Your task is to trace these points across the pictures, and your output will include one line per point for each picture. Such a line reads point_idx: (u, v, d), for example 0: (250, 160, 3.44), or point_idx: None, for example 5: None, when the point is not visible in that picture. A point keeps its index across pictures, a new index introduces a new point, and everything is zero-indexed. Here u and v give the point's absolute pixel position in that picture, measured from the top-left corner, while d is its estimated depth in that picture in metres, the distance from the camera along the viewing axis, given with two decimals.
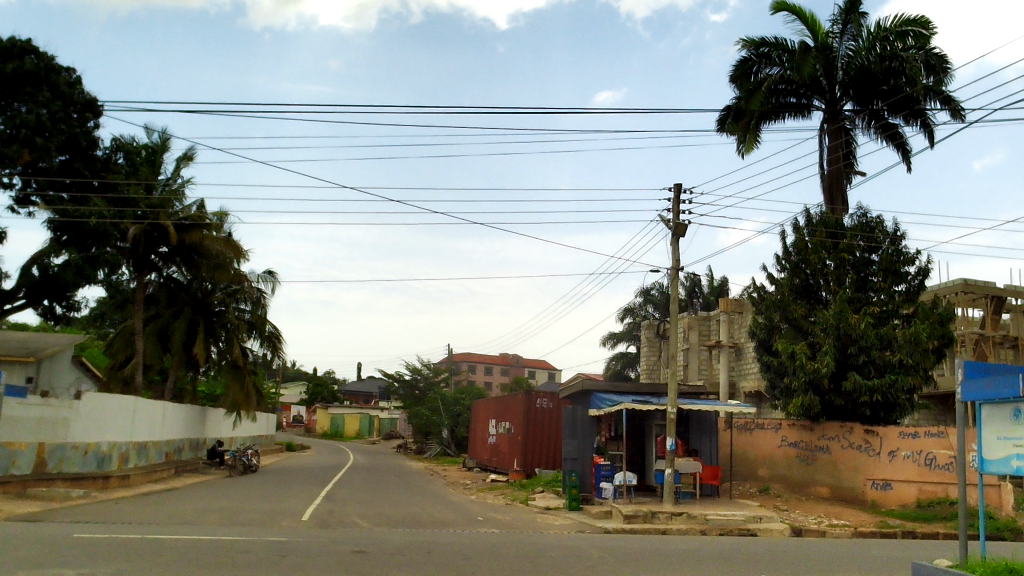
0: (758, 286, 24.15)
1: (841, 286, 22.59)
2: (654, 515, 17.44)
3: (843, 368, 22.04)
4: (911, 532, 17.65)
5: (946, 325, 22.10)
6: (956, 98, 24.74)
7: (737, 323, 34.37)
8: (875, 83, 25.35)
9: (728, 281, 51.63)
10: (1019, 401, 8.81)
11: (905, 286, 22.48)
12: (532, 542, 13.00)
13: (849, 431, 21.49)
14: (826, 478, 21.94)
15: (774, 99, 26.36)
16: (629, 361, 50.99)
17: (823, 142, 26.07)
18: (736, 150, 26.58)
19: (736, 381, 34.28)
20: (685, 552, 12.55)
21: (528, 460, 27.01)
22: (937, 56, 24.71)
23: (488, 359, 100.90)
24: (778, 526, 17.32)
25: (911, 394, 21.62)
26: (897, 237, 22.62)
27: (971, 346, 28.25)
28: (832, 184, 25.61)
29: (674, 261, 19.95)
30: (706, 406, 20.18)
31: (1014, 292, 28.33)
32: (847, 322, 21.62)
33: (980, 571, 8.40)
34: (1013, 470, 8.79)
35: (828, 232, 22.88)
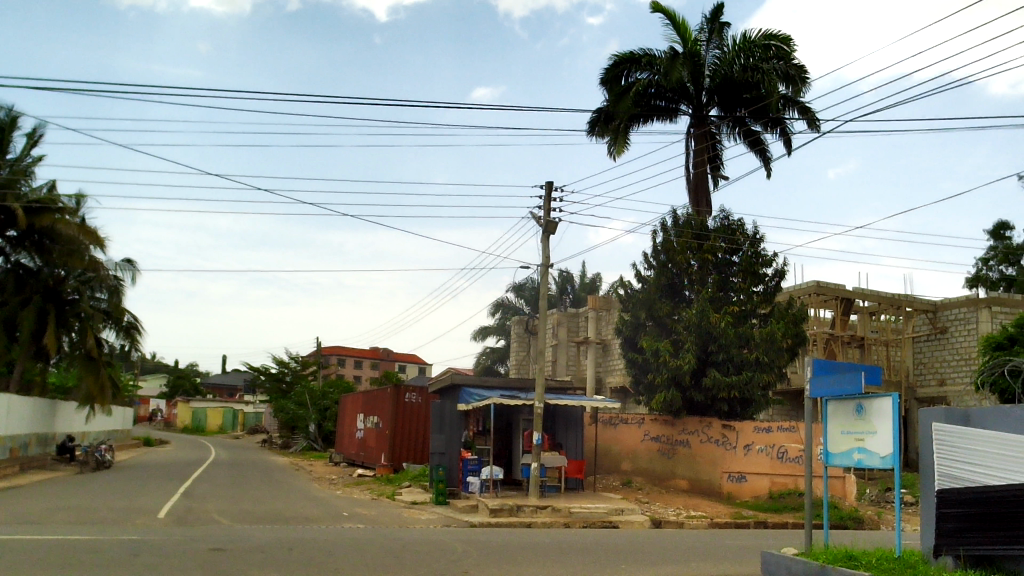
0: (625, 284, 24.69)
1: (704, 285, 23.36)
2: (519, 509, 17.61)
3: (704, 365, 22.85)
4: (762, 522, 18.44)
5: (799, 325, 23.29)
6: (812, 108, 26.03)
7: (604, 320, 35.12)
8: (738, 91, 26.35)
9: (598, 278, 52.68)
10: (862, 397, 9.31)
11: (762, 287, 23.48)
12: (396, 536, 12.92)
13: (708, 425, 22.32)
14: (684, 471, 22.72)
15: (643, 103, 26.97)
16: (499, 355, 51.41)
17: (689, 146, 26.86)
18: (607, 151, 27.11)
19: (603, 376, 35.09)
20: (550, 544, 12.79)
21: (395, 454, 26.85)
22: (796, 67, 25.97)
23: (357, 353, 99.83)
24: (639, 518, 17.79)
25: (765, 391, 22.70)
26: (756, 240, 23.62)
27: (821, 345, 29.75)
28: (697, 187, 26.40)
29: (544, 258, 20.21)
30: (573, 401, 20.52)
31: (863, 295, 29.94)
32: (708, 321, 22.37)
33: (822, 559, 8.82)
34: (855, 463, 9.30)
35: (693, 233, 23.62)
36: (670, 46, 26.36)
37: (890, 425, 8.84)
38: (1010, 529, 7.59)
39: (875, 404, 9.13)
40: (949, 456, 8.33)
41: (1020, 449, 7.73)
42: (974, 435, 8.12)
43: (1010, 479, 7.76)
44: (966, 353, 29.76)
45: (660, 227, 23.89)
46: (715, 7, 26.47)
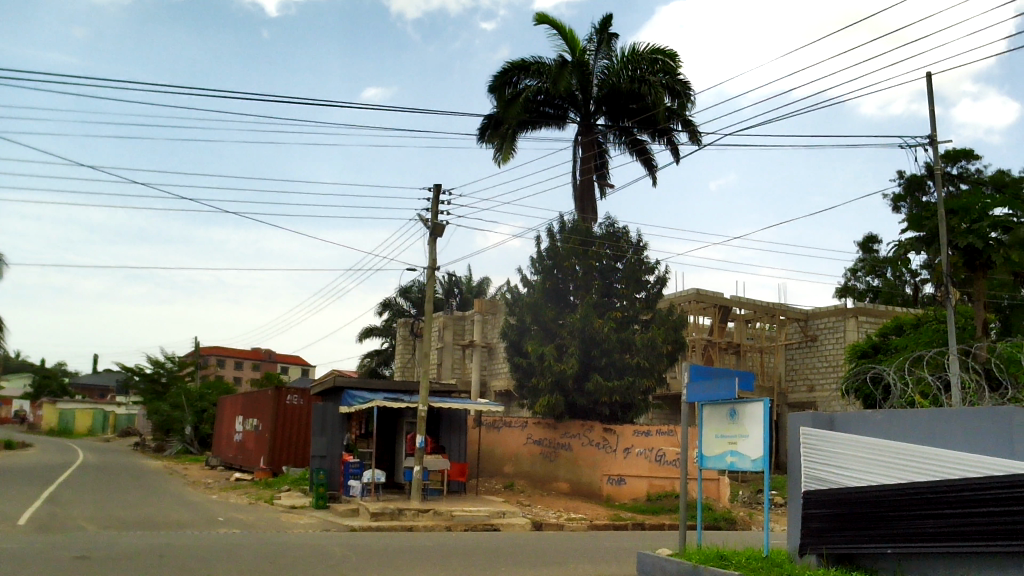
0: (511, 289, 24.75)
1: (588, 291, 23.73)
2: (400, 512, 17.48)
3: (587, 370, 23.18)
4: (640, 523, 18.90)
5: (679, 331, 23.96)
6: (695, 121, 26.80)
7: (490, 323, 35.29)
8: (625, 101, 26.91)
9: (486, 281, 52.87)
10: (736, 402, 9.64)
11: (645, 293, 24.02)
12: (273, 542, 12.67)
13: (589, 429, 22.68)
14: (565, 474, 23.00)
15: (532, 109, 27.25)
16: (385, 358, 50.95)
17: (576, 153, 27.26)
18: (494, 157, 27.20)
19: (488, 380, 35.27)
20: (429, 548, 12.78)
21: (275, 458, 26.28)
22: (681, 82, 26.73)
23: (238, 353, 97.37)
24: (520, 521, 17.94)
25: (646, 395, 23.33)
26: (640, 247, 24.13)
27: (699, 351, 30.64)
28: (583, 194, 26.79)
29: (431, 260, 20.16)
30: (456, 403, 20.52)
31: (739, 303, 30.98)
32: (592, 325, 22.77)
33: (695, 559, 9.06)
34: (728, 466, 9.61)
35: (579, 240, 23.98)
36: (559, 54, 26.72)
37: (761, 429, 9.18)
38: (869, 528, 7.97)
39: (747, 408, 9.47)
40: (814, 458, 8.71)
41: (872, 450, 8.20)
42: (838, 438, 8.50)
43: (869, 479, 8.18)
44: (834, 361, 31.22)
45: (547, 232, 24.15)
46: (604, 17, 26.97)
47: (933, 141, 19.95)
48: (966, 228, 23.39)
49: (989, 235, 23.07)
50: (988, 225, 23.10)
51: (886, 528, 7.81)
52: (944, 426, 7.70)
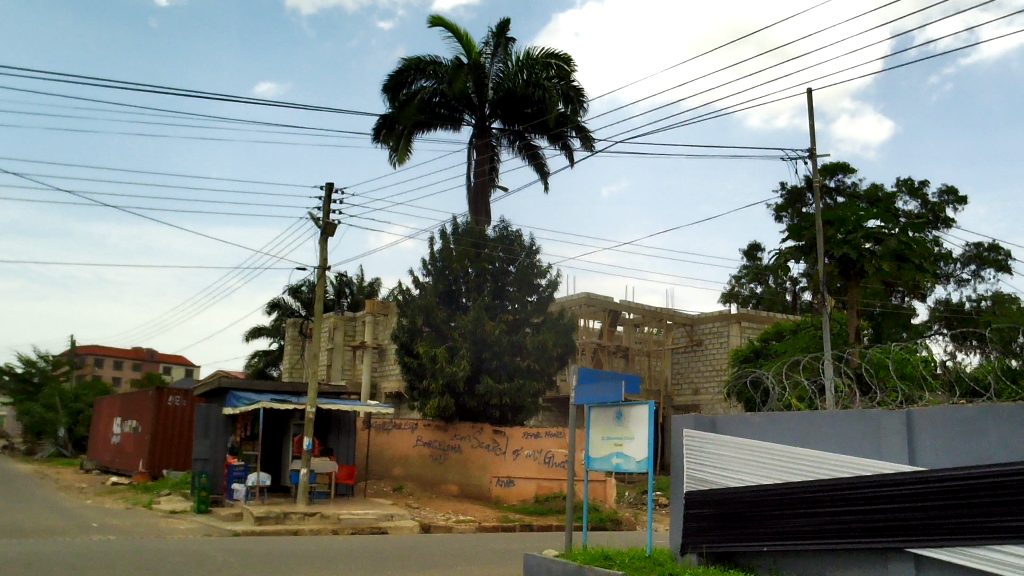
0: (402, 290, 24.52)
1: (480, 293, 23.75)
2: (286, 516, 17.16)
3: (477, 372, 23.18)
4: (528, 525, 19.05)
5: (569, 334, 24.27)
6: (588, 128, 27.20)
7: (382, 325, 35.00)
8: (520, 105, 27.09)
9: (378, 282, 52.40)
10: (621, 405, 9.83)
11: (536, 296, 24.18)
12: (151, 548, 12.27)
13: (479, 431, 22.70)
14: (455, 476, 22.95)
15: (427, 110, 27.16)
16: (273, 358, 49.96)
17: (470, 156, 27.30)
18: (389, 158, 26.98)
19: (378, 381, 34.98)
20: (316, 552, 12.60)
21: (155, 461, 25.44)
22: (575, 88, 27.11)
23: (117, 353, 93.81)
24: (408, 523, 17.87)
25: (535, 397, 23.64)
26: (533, 251, 24.31)
27: (589, 354, 31.07)
28: (477, 196, 26.86)
29: (322, 260, 19.86)
30: (345, 406, 20.26)
31: (629, 307, 31.56)
32: (483, 328, 22.84)
33: (581, 559, 9.19)
34: (613, 467, 9.78)
35: (472, 242, 24.01)
36: (455, 57, 26.71)
37: (646, 431, 9.39)
38: (748, 527, 8.23)
39: (633, 411, 9.66)
40: (697, 460, 8.94)
41: (749, 451, 8.47)
42: (720, 440, 8.73)
43: (745, 480, 8.44)
44: (717, 365, 32.16)
45: (440, 234, 24.07)
46: (501, 21, 27.09)
47: (811, 155, 20.79)
48: (842, 238, 24.48)
49: (863, 245, 24.16)
50: (862, 236, 24.19)
51: (764, 526, 8.08)
52: (817, 427, 8.03)
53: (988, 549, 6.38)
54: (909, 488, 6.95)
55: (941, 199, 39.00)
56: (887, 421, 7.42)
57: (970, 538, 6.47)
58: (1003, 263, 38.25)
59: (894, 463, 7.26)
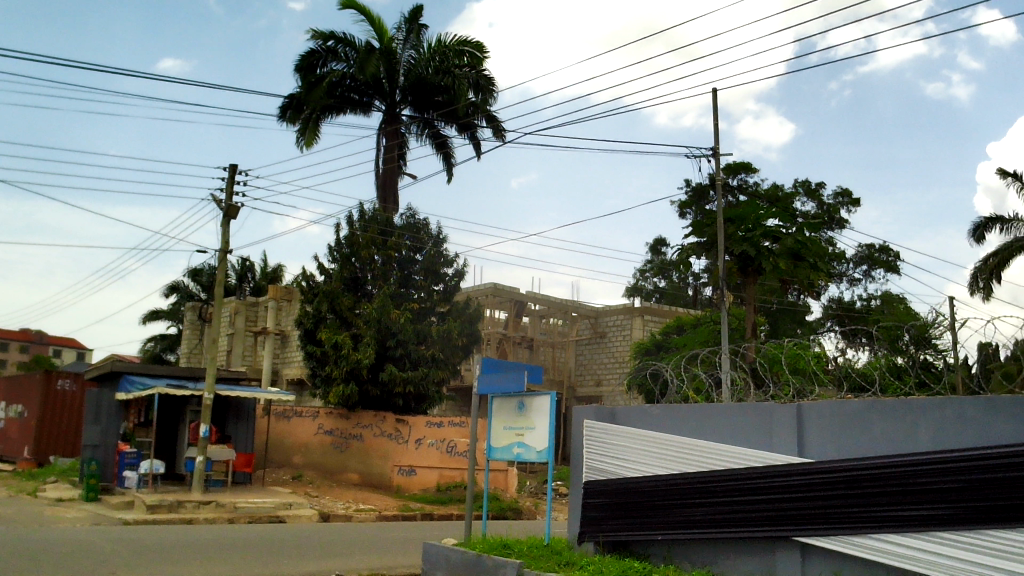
0: (307, 276, 24.11)
1: (386, 281, 23.49)
2: (179, 504, 16.73)
3: (381, 359, 23.00)
4: (428, 514, 19.02)
5: (474, 324, 24.48)
6: (498, 118, 27.23)
7: (285, 311, 34.41)
8: (430, 93, 26.94)
9: (282, 267, 51.49)
10: (522, 395, 9.89)
11: (442, 285, 24.20)
12: (34, 537, 11.80)
13: (382, 419, 22.55)
14: (356, 465, 22.77)
15: (337, 94, 26.75)
16: (171, 343, 48.63)
17: (379, 142, 27.02)
18: (296, 142, 26.44)
19: (280, 368, 34.44)
20: (211, 541, 12.35)
21: (42, 447, 24.49)
22: (486, 77, 27.15)
23: (3, 334, 89.84)
24: (306, 512, 17.65)
25: (439, 386, 23.60)
26: (440, 240, 24.33)
27: (494, 344, 31.14)
28: (385, 182, 26.60)
29: (224, 243, 19.39)
30: (244, 392, 19.82)
31: (534, 298, 31.77)
32: (388, 316, 22.64)
33: (479, 548, 9.23)
34: (514, 457, 9.85)
35: (378, 229, 23.81)
36: (366, 41, 26.38)
37: (546, 422, 9.48)
38: (644, 517, 8.39)
39: (534, 402, 9.74)
40: (597, 450, 9.07)
41: (647, 442, 8.62)
42: (620, 431, 8.87)
43: (643, 471, 8.58)
44: (620, 357, 32.67)
45: (346, 220, 23.75)
46: (414, 7, 26.85)
47: (715, 153, 21.27)
48: (742, 236, 25.16)
49: (761, 243, 24.91)
50: (761, 234, 24.90)
51: (660, 515, 8.24)
52: (713, 419, 8.22)
53: (870, 538, 6.63)
54: (800, 479, 7.18)
55: (836, 200, 40.40)
56: (779, 415, 7.66)
57: (853, 527, 6.72)
58: (892, 264, 39.88)
59: (785, 455, 7.49)
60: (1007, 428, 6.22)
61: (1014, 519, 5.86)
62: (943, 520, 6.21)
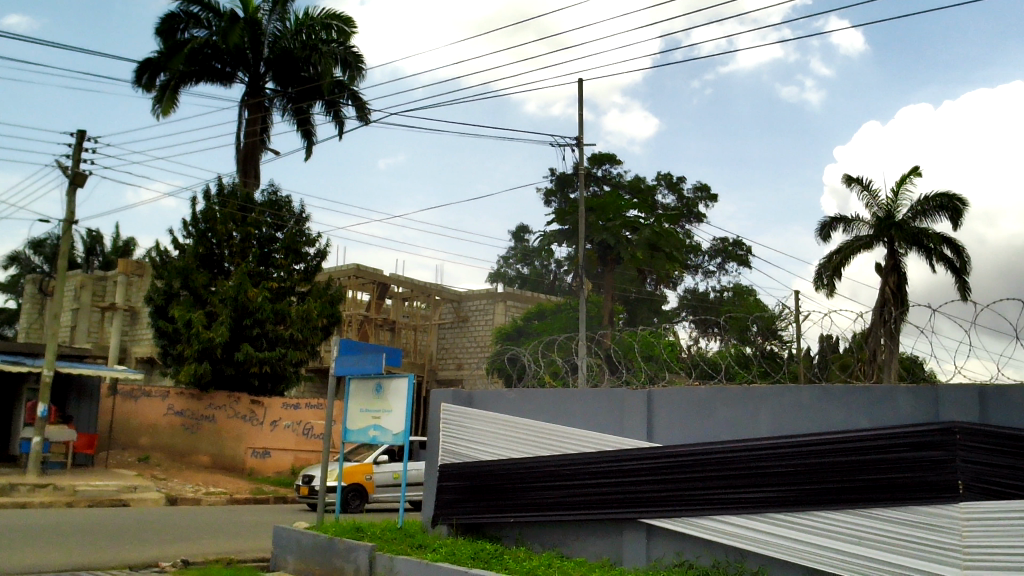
0: (160, 250, 23.17)
1: (244, 258, 22.79)
2: (13, 488, 15.81)
3: (236, 338, 22.32)
4: (281, 498, 18.65)
5: (335, 304, 24.03)
6: (363, 97, 26.80)
7: (135, 286, 32.96)
8: (295, 67, 26.32)
9: (133, 241, 49.25)
10: (380, 377, 9.80)
11: (303, 265, 23.71)
12: None
13: (236, 400, 22.20)
14: (208, 447, 22.11)
15: (197, 62, 25.71)
16: (8, 317, 45.81)
17: (241, 114, 26.12)
18: (153, 109, 25.31)
19: (128, 346, 33.04)
20: (47, 526, 11.74)
21: None
22: (354, 54, 26.72)
23: None
24: (152, 495, 17.00)
25: (297, 367, 23.13)
26: (302, 218, 23.87)
27: (355, 326, 30.74)
28: (246, 157, 25.80)
29: (69, 213, 18.38)
30: (88, 370, 18.90)
31: (397, 281, 31.48)
32: (245, 294, 21.95)
33: (333, 531, 9.11)
34: (370, 440, 9.75)
35: (237, 205, 23.11)
36: (231, 9, 25.40)
37: (404, 404, 9.45)
38: (496, 499, 8.49)
39: (392, 384, 9.68)
40: (453, 433, 9.09)
41: (504, 426, 8.68)
42: (475, 414, 8.91)
43: (497, 454, 8.65)
44: (482, 342, 32.96)
45: (203, 193, 22.91)
46: None
47: (579, 143, 21.64)
48: (602, 225, 25.70)
49: (620, 233, 25.57)
50: (621, 225, 25.53)
51: (512, 498, 8.35)
52: (568, 403, 8.37)
53: (710, 519, 6.91)
54: (646, 463, 7.40)
55: (694, 195, 41.80)
56: (630, 400, 7.87)
57: (695, 509, 6.99)
58: (744, 258, 41.66)
59: (634, 439, 7.70)
60: (841, 416, 6.58)
61: (841, 500, 6.23)
62: (778, 502, 6.54)
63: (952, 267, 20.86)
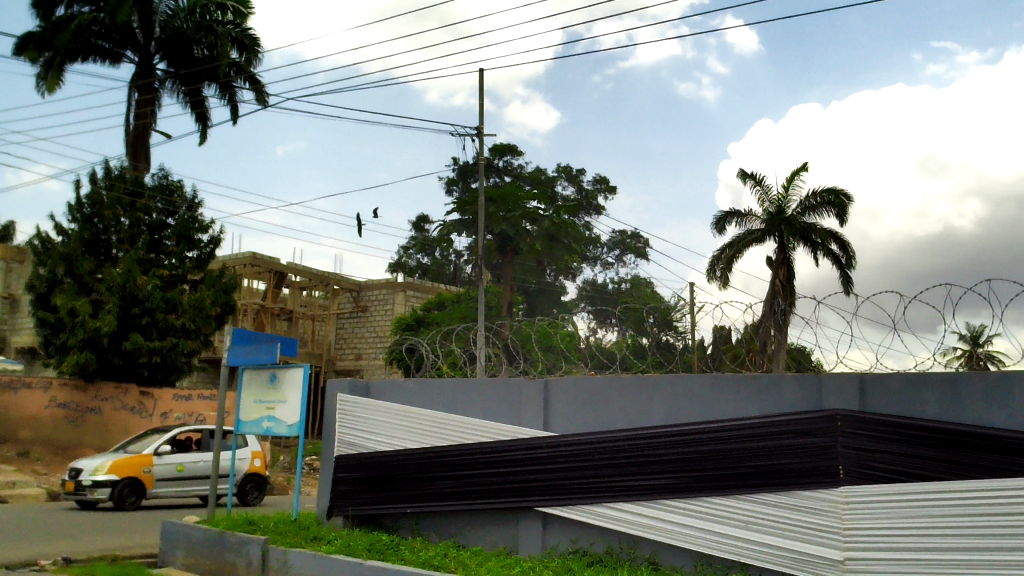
0: (42, 235, 22.19)
1: (133, 244, 22.04)
2: None
3: (125, 327, 21.47)
4: None
5: (229, 293, 23.45)
6: (261, 80, 26.22)
7: (15, 273, 31.47)
8: (188, 47, 25.51)
9: (13, 225, 46.99)
10: (275, 367, 9.60)
11: (196, 252, 23.05)
12: None
13: (125, 391, 21.80)
14: (94, 440, 21.29)
15: (83, 39, 24.64)
16: None
17: (130, 95, 25.20)
18: (35, 87, 24.14)
19: (8, 336, 31.56)
20: None
21: None
22: (251, 37, 26.06)
23: None
24: (33, 491, 16.29)
25: (189, 357, 22.50)
26: (194, 204, 23.21)
27: (250, 315, 30.08)
28: (136, 139, 24.87)
29: None
30: None
31: (295, 270, 30.88)
32: (134, 282, 21.15)
33: (223, 525, 8.91)
34: (263, 431, 9.57)
35: (126, 189, 22.34)
36: None
37: (299, 395, 9.28)
38: (393, 490, 8.44)
39: (286, 374, 9.48)
40: (350, 423, 8.99)
41: (401, 416, 8.62)
42: (373, 405, 8.82)
43: (394, 444, 8.59)
44: (382, 331, 32.62)
45: (89, 177, 22.04)
46: None
47: (479, 133, 21.61)
48: (502, 216, 25.75)
49: (520, 224, 25.75)
50: (521, 216, 25.65)
51: (409, 488, 8.32)
52: (466, 394, 8.34)
53: (605, 507, 7.03)
54: (542, 452, 7.45)
55: (594, 187, 42.32)
56: (527, 390, 7.90)
57: (589, 497, 7.09)
58: (641, 250, 42.43)
59: (531, 428, 7.74)
60: (731, 405, 6.77)
61: (729, 486, 6.42)
62: (670, 489, 6.70)
63: (837, 262, 21.68)
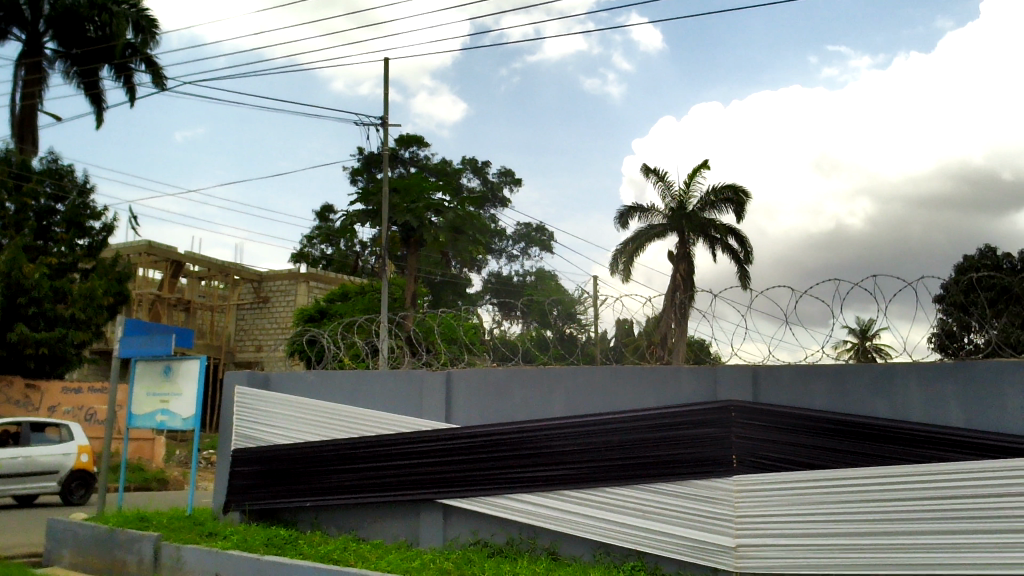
0: None
1: (19, 231, 21.05)
2: None
3: (9, 318, 20.40)
4: None
5: (122, 283, 22.67)
6: (158, 62, 25.39)
7: None
8: (80, 25, 24.55)
9: None
10: (169, 359, 9.33)
11: (87, 240, 22.26)
12: None
13: (9, 384, 20.91)
14: None
15: None
16: None
17: (16, 75, 24.16)
18: None
19: None
20: None
21: None
22: (149, 19, 25.12)
23: None
24: None
25: (80, 348, 21.68)
26: (85, 190, 22.35)
27: (145, 306, 29.18)
28: (23, 120, 23.75)
29: None
30: None
31: (193, 259, 30.06)
32: (19, 270, 20.12)
33: (113, 522, 8.61)
34: (156, 425, 9.29)
35: (11, 172, 21.44)
36: None
37: (194, 387, 9.04)
38: (291, 484, 8.31)
39: (181, 366, 9.23)
40: (248, 416, 8.81)
41: (301, 408, 8.47)
42: (272, 398, 8.66)
43: (293, 436, 8.45)
44: (284, 323, 32.02)
45: None
46: None
47: (384, 123, 21.39)
48: (407, 207, 25.51)
49: (424, 216, 25.55)
50: (424, 208, 25.50)
51: (308, 481, 8.20)
52: (367, 386, 8.25)
53: (505, 498, 7.06)
54: (443, 444, 7.43)
55: (500, 180, 42.38)
56: (429, 382, 7.86)
57: (490, 488, 7.11)
58: (546, 243, 42.70)
59: (432, 420, 7.71)
60: (630, 396, 6.88)
61: (626, 476, 6.53)
62: (569, 479, 6.77)
63: (736, 257, 22.26)
